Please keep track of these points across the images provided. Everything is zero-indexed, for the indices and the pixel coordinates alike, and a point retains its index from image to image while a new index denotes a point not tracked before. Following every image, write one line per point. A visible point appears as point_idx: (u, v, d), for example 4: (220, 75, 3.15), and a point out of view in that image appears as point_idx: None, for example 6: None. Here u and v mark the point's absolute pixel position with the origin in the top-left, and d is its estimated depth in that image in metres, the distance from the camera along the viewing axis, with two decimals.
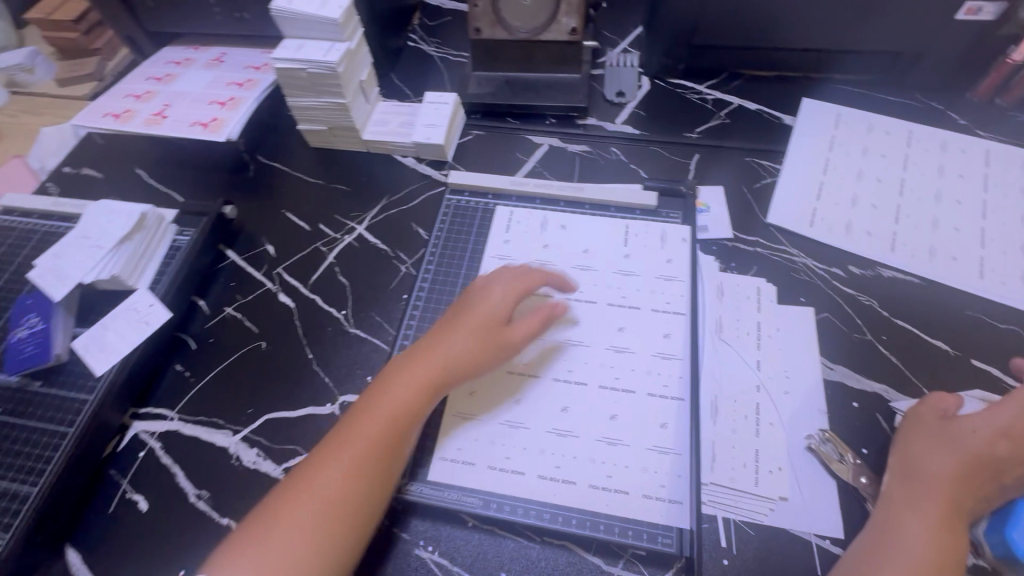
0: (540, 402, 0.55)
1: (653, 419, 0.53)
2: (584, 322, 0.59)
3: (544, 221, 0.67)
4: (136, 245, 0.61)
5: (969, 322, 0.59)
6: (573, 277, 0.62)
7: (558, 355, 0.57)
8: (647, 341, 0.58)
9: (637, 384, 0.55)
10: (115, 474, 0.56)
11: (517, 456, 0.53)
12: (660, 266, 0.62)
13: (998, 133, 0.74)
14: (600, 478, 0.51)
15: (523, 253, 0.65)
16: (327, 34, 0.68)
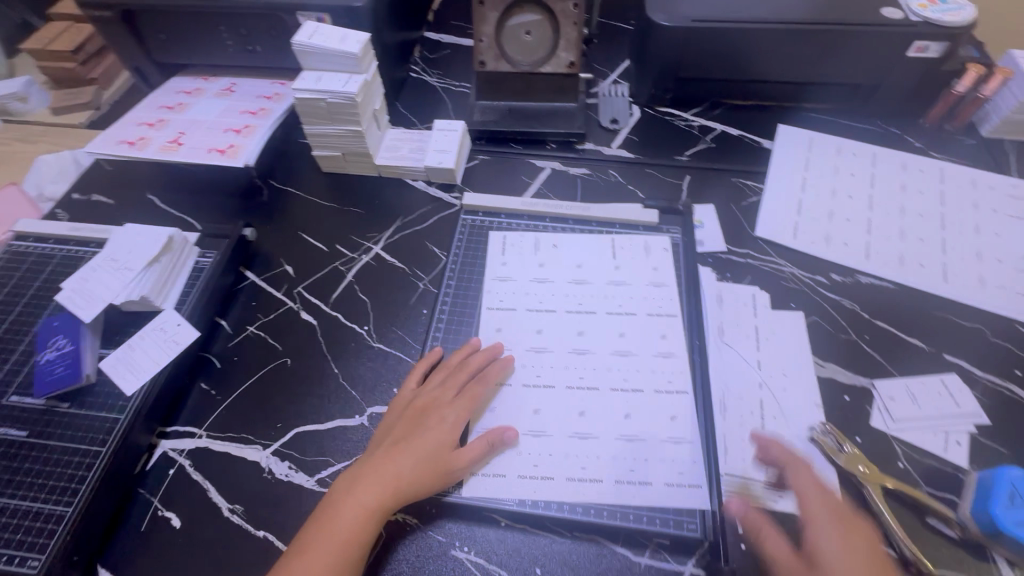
0: (560, 407, 0.58)
1: (665, 413, 0.57)
2: (586, 332, 0.63)
3: (552, 238, 0.71)
4: (163, 267, 0.63)
5: (939, 321, 0.66)
6: (571, 290, 0.67)
7: (574, 362, 0.61)
8: (644, 342, 0.62)
9: (644, 383, 0.59)
10: (146, 492, 0.56)
11: (544, 461, 0.55)
12: (648, 272, 0.67)
13: (949, 154, 0.83)
14: (623, 473, 0.54)
15: (520, 272, 0.69)
16: (345, 67, 0.72)
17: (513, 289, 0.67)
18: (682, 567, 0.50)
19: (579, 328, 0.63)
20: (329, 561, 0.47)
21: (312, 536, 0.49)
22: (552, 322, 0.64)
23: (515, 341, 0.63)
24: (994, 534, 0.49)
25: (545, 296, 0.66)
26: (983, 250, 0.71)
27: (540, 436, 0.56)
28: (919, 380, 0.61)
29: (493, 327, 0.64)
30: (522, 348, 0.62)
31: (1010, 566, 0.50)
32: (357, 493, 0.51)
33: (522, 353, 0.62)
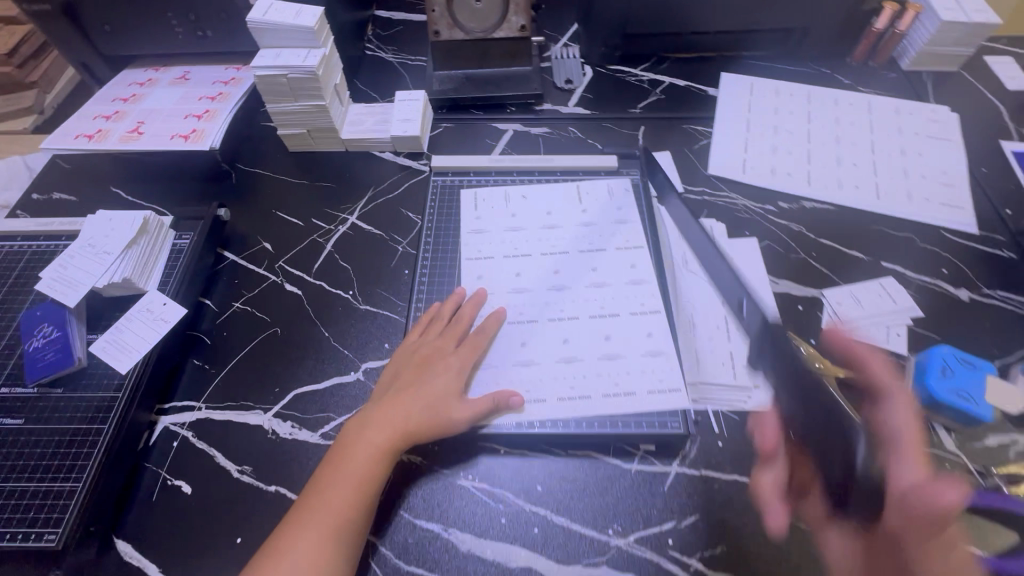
0: (546, 339, 0.62)
1: (641, 333, 0.62)
2: (561, 270, 0.67)
3: (520, 192, 0.75)
4: (142, 249, 0.64)
5: (875, 234, 0.73)
6: (544, 235, 0.70)
7: (554, 300, 0.65)
8: (617, 274, 0.66)
9: (620, 309, 0.63)
10: (152, 465, 0.58)
11: (535, 388, 0.59)
12: (613, 213, 0.72)
13: (875, 88, 0.91)
14: (608, 387, 0.58)
15: (494, 224, 0.72)
16: (303, 42, 0.74)
17: (489, 240, 0.71)
18: (669, 466, 0.56)
19: (555, 268, 0.67)
20: (347, 497, 0.51)
21: (328, 477, 0.52)
22: (529, 267, 0.68)
23: (495, 286, 0.67)
24: (932, 405, 0.57)
25: (520, 244, 0.70)
26: (909, 169, 0.79)
27: (529, 366, 0.60)
28: (861, 285, 0.68)
29: (474, 275, 0.68)
30: (503, 291, 0.66)
31: (947, 432, 0.57)
32: (367, 435, 0.54)
33: (503, 296, 0.66)
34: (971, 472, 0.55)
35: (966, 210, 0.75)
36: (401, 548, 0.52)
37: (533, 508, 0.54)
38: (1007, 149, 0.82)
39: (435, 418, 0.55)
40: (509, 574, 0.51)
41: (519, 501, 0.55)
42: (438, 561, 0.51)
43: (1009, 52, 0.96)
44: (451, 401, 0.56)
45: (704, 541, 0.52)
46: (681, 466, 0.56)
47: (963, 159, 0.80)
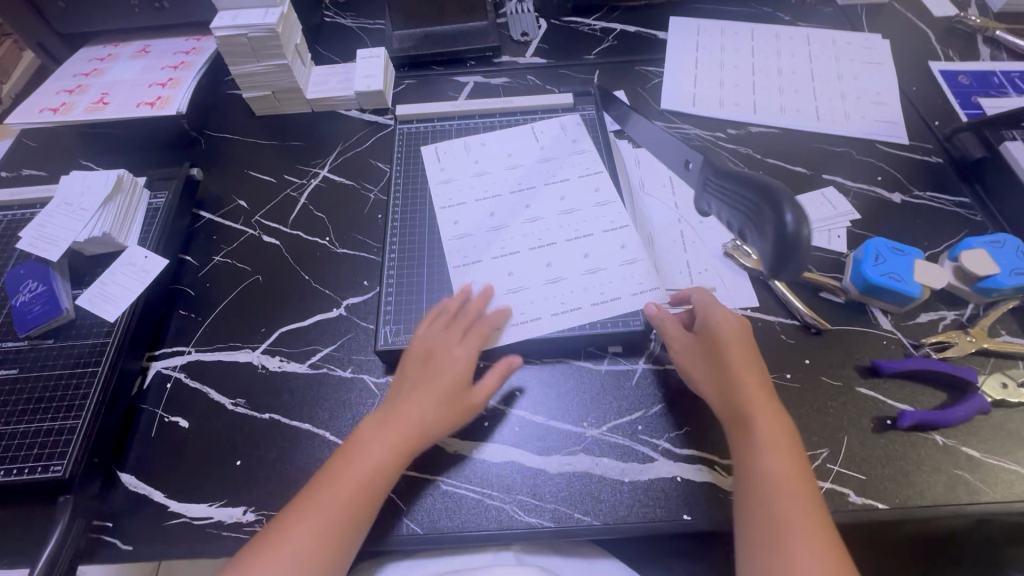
0: (516, 262, 0.66)
1: (617, 246, 0.66)
2: (531, 204, 0.71)
3: (483, 135, 0.78)
4: (119, 206, 0.66)
5: (817, 151, 0.79)
6: (510, 175, 0.74)
7: (521, 227, 0.69)
8: (579, 200, 0.70)
9: (584, 228, 0.68)
10: (148, 406, 0.60)
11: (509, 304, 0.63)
12: (572, 146, 0.75)
13: (813, 22, 0.96)
14: (597, 295, 0.62)
15: (460, 166, 0.75)
16: (260, 2, 0.76)
17: (457, 181, 0.74)
18: (635, 364, 0.61)
19: (526, 204, 0.71)
20: (353, 489, 0.49)
21: (335, 470, 0.51)
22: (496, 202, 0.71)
23: (472, 226, 0.69)
24: (869, 290, 0.62)
25: (488, 186, 0.73)
26: (846, 92, 0.84)
27: (503, 287, 0.64)
28: (805, 196, 0.73)
29: (451, 221, 0.70)
30: (481, 230, 0.69)
31: (884, 314, 0.63)
32: (381, 436, 0.53)
33: (482, 234, 0.69)
34: (906, 345, 0.61)
35: (898, 124, 0.80)
36: None
37: (513, 411, 0.59)
38: (934, 69, 0.87)
39: (447, 412, 0.54)
40: (494, 467, 0.56)
41: (500, 407, 0.59)
42: (427, 462, 0.56)
43: None
44: (463, 397, 0.55)
45: (670, 424, 0.57)
46: (646, 363, 0.61)
47: (894, 79, 0.86)
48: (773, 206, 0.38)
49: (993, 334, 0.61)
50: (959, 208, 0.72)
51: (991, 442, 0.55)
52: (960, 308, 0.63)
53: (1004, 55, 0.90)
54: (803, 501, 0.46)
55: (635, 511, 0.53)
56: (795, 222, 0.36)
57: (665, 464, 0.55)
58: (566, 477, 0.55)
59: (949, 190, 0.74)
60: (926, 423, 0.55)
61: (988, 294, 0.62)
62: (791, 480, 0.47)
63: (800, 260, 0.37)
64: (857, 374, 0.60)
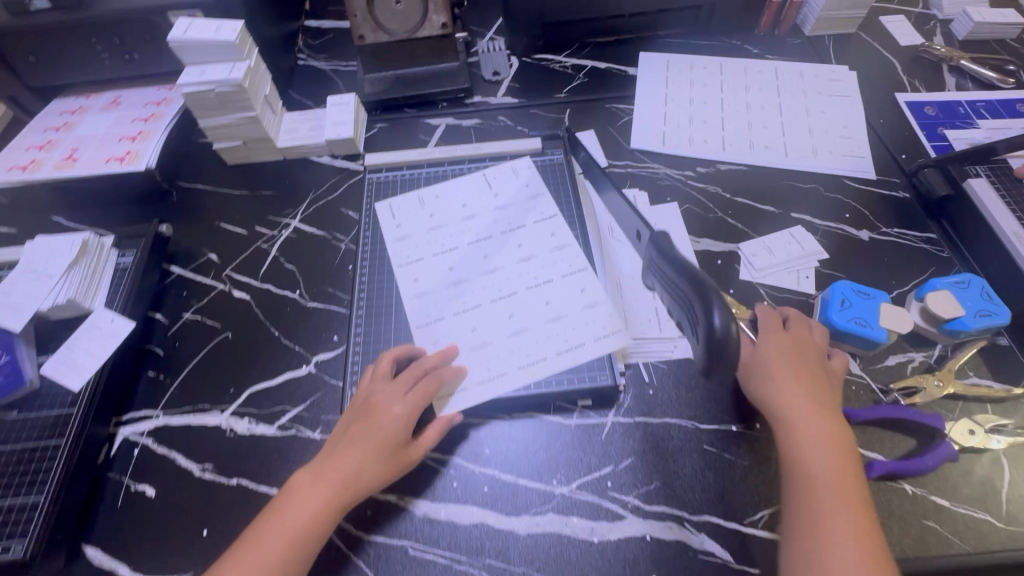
0: (489, 317, 0.66)
1: (576, 291, 0.66)
2: (489, 254, 0.71)
3: (441, 184, 0.79)
4: (85, 269, 0.67)
5: (785, 188, 0.79)
6: (477, 225, 0.74)
7: (489, 279, 0.69)
8: (545, 249, 0.70)
9: (551, 278, 0.68)
10: (115, 475, 0.60)
11: (479, 359, 0.62)
12: (533, 194, 0.75)
13: (781, 54, 0.97)
14: (560, 344, 0.63)
15: (423, 220, 0.75)
16: (227, 56, 0.76)
17: (424, 233, 0.74)
18: (605, 417, 0.61)
19: (484, 254, 0.71)
20: (287, 542, 0.50)
21: (270, 525, 0.51)
22: (463, 254, 0.71)
23: (434, 283, 0.69)
24: (835, 335, 0.62)
25: (446, 239, 0.73)
26: (813, 126, 0.85)
27: (471, 344, 0.63)
28: (774, 236, 0.73)
29: (409, 278, 0.70)
30: (442, 286, 0.69)
31: (854, 358, 0.63)
32: (316, 488, 0.53)
33: (443, 290, 0.68)
34: (875, 390, 0.61)
35: (866, 159, 0.81)
36: (361, 521, 0.56)
37: (482, 470, 0.58)
38: (900, 100, 0.88)
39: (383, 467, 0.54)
40: (463, 531, 0.55)
41: (470, 466, 0.59)
42: (395, 527, 0.55)
43: (901, 10, 1.02)
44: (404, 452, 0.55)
45: (640, 480, 0.57)
46: (616, 416, 0.61)
47: (862, 112, 0.86)
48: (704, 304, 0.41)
49: (962, 376, 0.61)
50: (926, 245, 0.72)
51: (960, 491, 0.55)
52: (929, 350, 0.63)
53: (970, 84, 0.91)
54: (854, 519, 0.47)
55: (605, 573, 0.53)
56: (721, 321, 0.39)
57: (635, 523, 0.55)
58: (536, 539, 0.54)
59: (916, 225, 0.74)
60: (894, 473, 0.55)
61: (955, 335, 0.62)
62: (839, 485, 0.49)
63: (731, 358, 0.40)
64: None
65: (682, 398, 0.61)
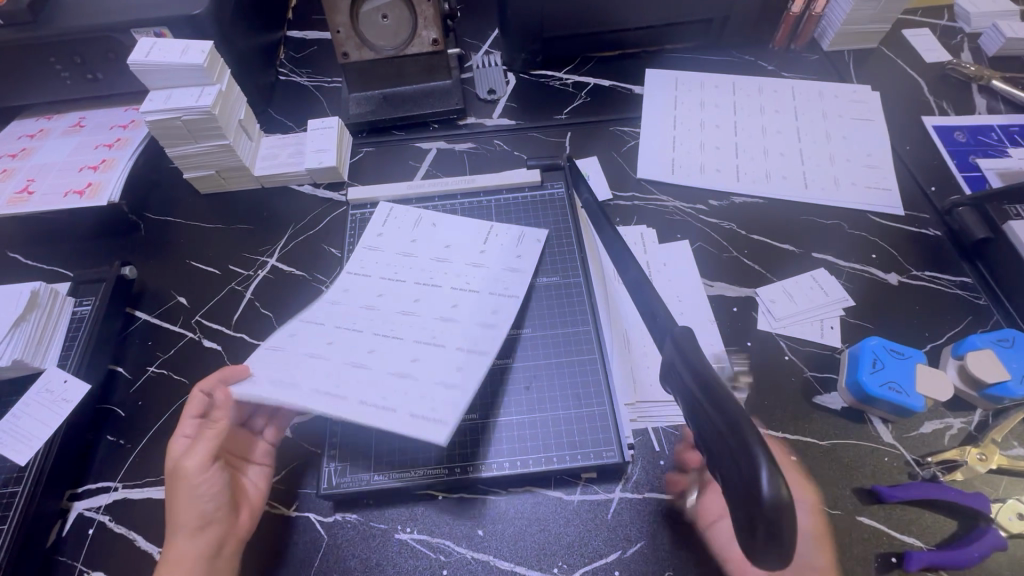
0: (394, 353, 0.55)
1: (454, 367, 0.54)
2: (422, 298, 0.61)
3: (418, 218, 0.70)
4: (33, 325, 0.61)
5: (805, 224, 0.73)
6: (433, 264, 0.65)
7: (410, 321, 0.58)
8: (475, 314, 0.59)
9: (451, 341, 0.56)
10: (66, 559, 0.54)
11: (338, 383, 0.51)
12: (513, 261, 0.65)
13: (797, 71, 0.90)
14: (379, 403, 0.50)
15: (390, 244, 0.67)
16: (195, 80, 0.69)
17: (377, 259, 0.66)
18: (611, 492, 0.55)
19: (416, 296, 0.61)
20: None
21: None
22: (398, 289, 0.62)
23: (357, 300, 0.60)
24: (864, 399, 0.56)
25: (400, 266, 0.64)
26: (834, 154, 0.79)
27: (359, 368, 0.53)
28: (794, 280, 0.67)
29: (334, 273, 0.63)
30: (354, 304, 0.60)
31: (884, 424, 0.57)
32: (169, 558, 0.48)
33: (362, 311, 0.59)
34: (908, 462, 0.55)
35: (892, 192, 0.75)
36: None
37: (476, 555, 0.52)
38: (927, 125, 0.82)
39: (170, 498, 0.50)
40: None
41: (462, 550, 0.53)
42: None
43: (925, 23, 0.96)
44: (189, 471, 0.50)
45: (651, 569, 0.51)
46: (624, 491, 0.55)
47: (887, 139, 0.80)
48: (742, 451, 0.28)
49: (1005, 446, 0.56)
50: (961, 290, 0.66)
51: None
52: (968, 416, 0.57)
53: (1002, 106, 0.84)
54: None
55: None
56: (770, 481, 0.27)
57: None
58: None
59: (949, 268, 0.68)
60: (935, 565, 0.49)
61: (999, 401, 0.56)
62: None
63: (791, 534, 0.27)
64: (855, 499, 0.53)
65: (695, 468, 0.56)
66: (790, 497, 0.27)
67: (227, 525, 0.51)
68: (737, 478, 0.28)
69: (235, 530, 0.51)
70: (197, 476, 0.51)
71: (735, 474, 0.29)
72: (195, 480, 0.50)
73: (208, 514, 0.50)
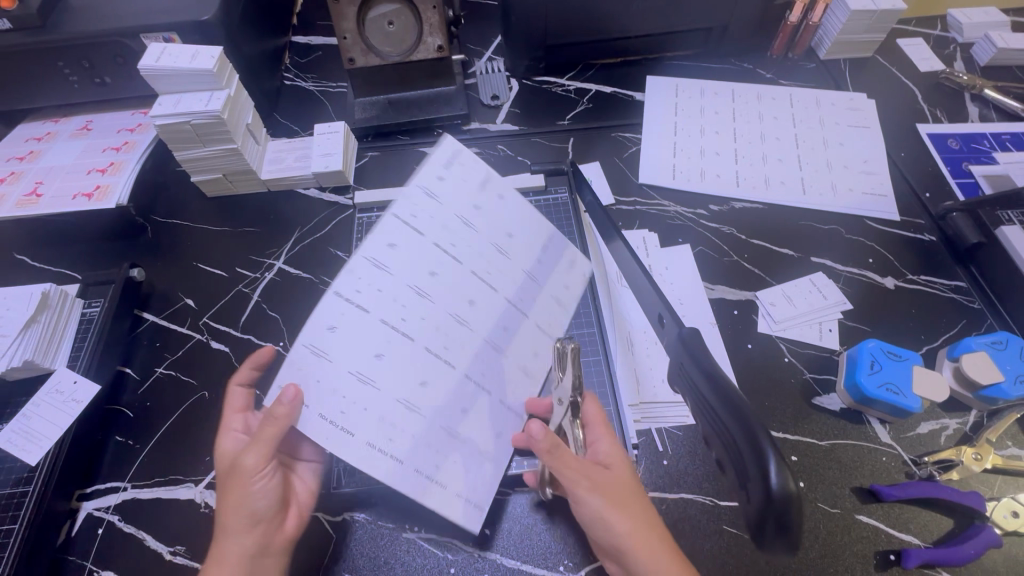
0: (442, 392, 0.47)
1: (498, 426, 0.50)
2: (478, 304, 0.50)
3: (486, 177, 0.52)
4: (44, 326, 0.61)
5: (804, 229, 0.74)
6: (490, 259, 0.51)
7: (464, 344, 0.49)
8: (522, 351, 0.52)
9: (495, 386, 0.50)
10: (75, 558, 0.54)
11: (395, 442, 0.44)
12: (558, 289, 0.55)
13: (795, 79, 0.92)
14: (426, 463, 0.45)
15: (451, 207, 0.50)
16: (204, 85, 0.70)
17: (433, 228, 0.49)
18: None
19: (472, 298, 0.50)
20: None
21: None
22: (452, 296, 0.49)
23: (408, 299, 0.47)
24: (864, 401, 0.58)
25: (458, 254, 0.49)
26: (832, 161, 0.80)
27: (411, 411, 0.45)
28: (794, 284, 0.69)
29: (385, 240, 0.47)
30: (406, 310, 0.46)
31: (882, 424, 0.59)
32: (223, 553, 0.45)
33: (411, 322, 0.47)
34: (906, 462, 0.57)
35: (888, 198, 0.76)
36: None
37: (482, 554, 0.53)
38: (922, 132, 0.84)
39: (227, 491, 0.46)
40: None
41: (469, 549, 0.54)
42: None
43: (919, 32, 0.98)
44: (253, 467, 0.46)
45: None
46: None
47: (882, 145, 0.82)
48: (749, 446, 0.29)
49: (999, 446, 0.57)
50: (956, 294, 0.68)
51: None
52: (963, 416, 0.59)
53: (994, 115, 0.86)
54: None
55: None
56: (778, 474, 0.28)
57: None
58: None
59: (944, 272, 0.70)
60: (933, 562, 0.50)
61: (993, 402, 0.57)
62: None
63: (800, 525, 0.28)
64: (854, 499, 0.55)
65: (695, 465, 0.57)
66: (797, 490, 0.28)
67: (274, 527, 0.48)
68: (750, 477, 0.29)
69: (281, 533, 0.49)
70: (254, 474, 0.47)
71: (743, 468, 0.30)
72: (250, 479, 0.46)
73: (263, 509, 0.47)
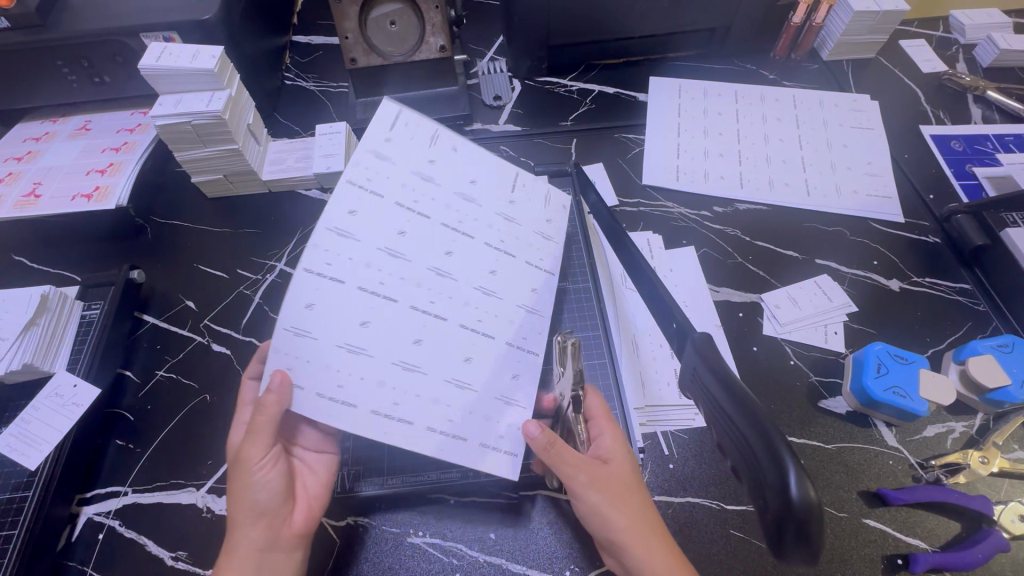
0: (439, 346, 0.47)
1: (506, 372, 0.49)
2: (457, 252, 0.49)
3: (435, 131, 0.49)
4: (43, 329, 0.60)
5: (808, 230, 0.74)
6: (459, 205, 0.50)
7: (451, 294, 0.48)
8: (514, 290, 0.51)
9: (497, 329, 0.49)
10: (76, 564, 0.54)
11: (401, 403, 0.44)
12: (540, 222, 0.54)
13: (797, 80, 0.92)
14: (438, 419, 0.45)
15: (404, 162, 0.47)
16: (205, 84, 0.69)
17: (390, 186, 0.47)
18: None
19: (449, 247, 0.48)
20: None
21: None
22: (428, 246, 0.47)
23: (381, 259, 0.45)
24: (870, 404, 0.57)
25: (422, 203, 0.48)
26: (835, 162, 0.80)
27: (411, 369, 0.45)
28: (799, 286, 0.69)
29: (344, 208, 0.45)
30: (380, 273, 0.45)
31: (889, 428, 0.58)
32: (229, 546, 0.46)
33: (392, 282, 0.46)
34: (912, 465, 0.56)
35: (892, 200, 0.76)
36: None
37: (488, 559, 0.53)
38: (926, 134, 0.83)
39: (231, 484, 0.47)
40: None
41: (473, 553, 0.53)
42: None
43: (922, 34, 0.98)
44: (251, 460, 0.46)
45: None
46: None
47: (885, 147, 0.81)
48: (767, 455, 0.29)
49: (1006, 449, 0.57)
50: (960, 296, 0.68)
51: None
52: (969, 419, 0.59)
53: (997, 116, 0.86)
54: None
55: None
56: (798, 483, 0.27)
57: None
58: None
59: (948, 274, 0.70)
60: (940, 567, 0.50)
61: (1000, 405, 0.57)
62: None
63: (819, 536, 0.28)
64: (861, 503, 0.54)
65: (701, 469, 0.57)
66: (816, 499, 0.27)
67: (281, 520, 0.48)
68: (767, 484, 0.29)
69: (289, 525, 0.48)
70: (254, 466, 0.47)
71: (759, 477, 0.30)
72: (249, 470, 0.46)
73: (267, 502, 0.47)
